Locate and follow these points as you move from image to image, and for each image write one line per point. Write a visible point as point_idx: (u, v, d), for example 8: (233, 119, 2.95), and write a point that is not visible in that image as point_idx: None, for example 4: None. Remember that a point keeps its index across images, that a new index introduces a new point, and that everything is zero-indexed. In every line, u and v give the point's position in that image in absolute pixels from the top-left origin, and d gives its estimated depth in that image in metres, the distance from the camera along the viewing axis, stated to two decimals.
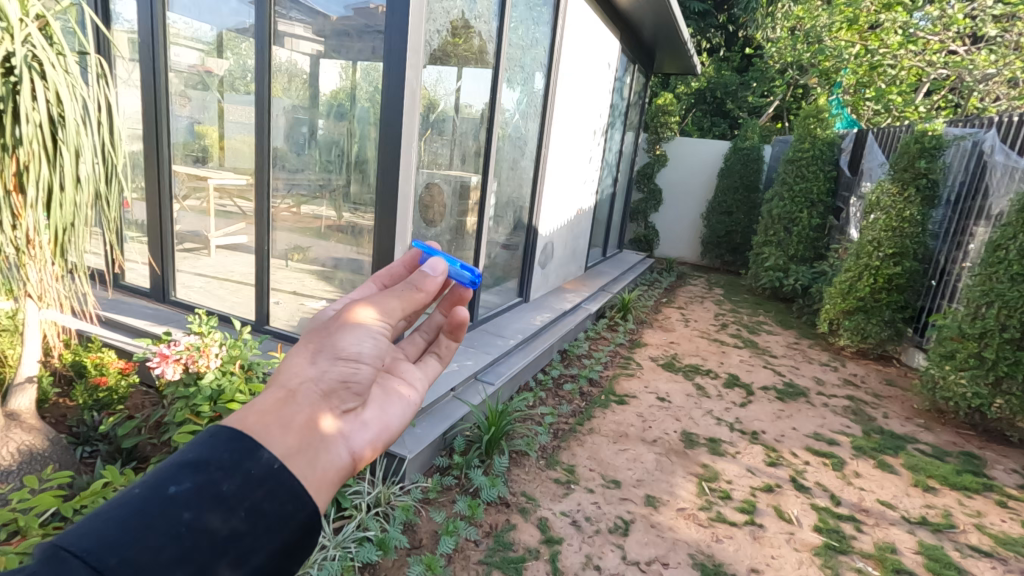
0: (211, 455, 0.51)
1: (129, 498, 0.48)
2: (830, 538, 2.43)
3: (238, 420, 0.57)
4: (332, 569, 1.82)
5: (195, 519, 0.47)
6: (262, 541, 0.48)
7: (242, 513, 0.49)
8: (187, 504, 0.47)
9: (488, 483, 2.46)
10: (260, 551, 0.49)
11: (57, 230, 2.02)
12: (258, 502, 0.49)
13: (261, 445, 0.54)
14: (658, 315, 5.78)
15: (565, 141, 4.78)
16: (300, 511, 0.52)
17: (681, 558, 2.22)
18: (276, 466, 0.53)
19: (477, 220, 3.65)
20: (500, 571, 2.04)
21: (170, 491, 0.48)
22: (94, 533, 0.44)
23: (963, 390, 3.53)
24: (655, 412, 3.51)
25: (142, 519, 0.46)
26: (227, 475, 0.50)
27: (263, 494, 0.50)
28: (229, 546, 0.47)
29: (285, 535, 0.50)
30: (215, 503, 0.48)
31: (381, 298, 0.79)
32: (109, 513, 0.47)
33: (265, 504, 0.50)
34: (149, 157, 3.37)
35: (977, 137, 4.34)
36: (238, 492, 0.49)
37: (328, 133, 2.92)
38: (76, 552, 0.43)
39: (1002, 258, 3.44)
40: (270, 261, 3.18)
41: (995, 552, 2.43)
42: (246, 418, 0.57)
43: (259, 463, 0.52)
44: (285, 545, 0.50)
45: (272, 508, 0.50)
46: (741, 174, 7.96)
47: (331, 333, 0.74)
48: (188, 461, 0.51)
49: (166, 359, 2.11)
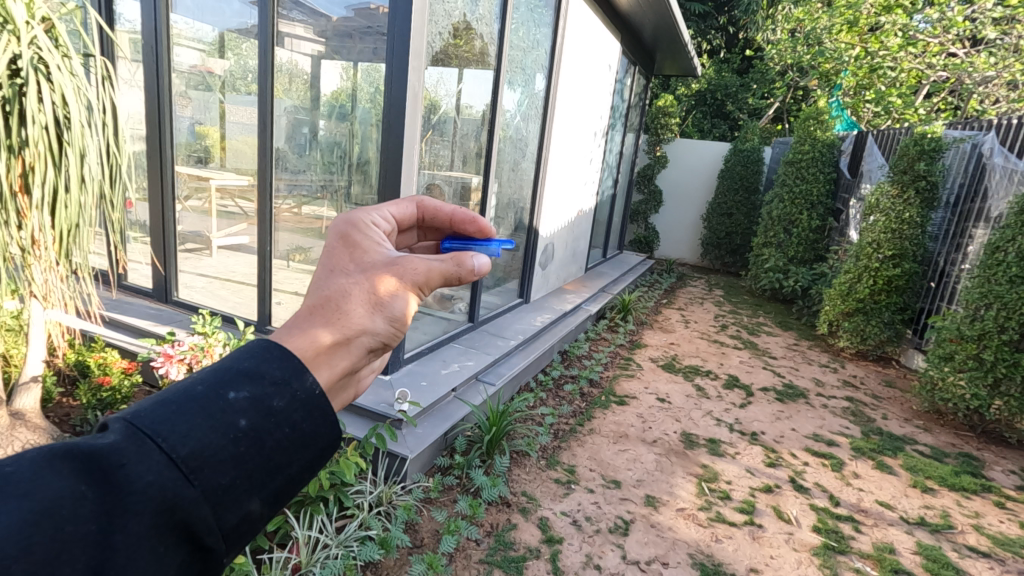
0: (265, 368, 0.51)
1: (190, 394, 0.48)
2: (828, 538, 2.45)
3: (296, 348, 0.55)
4: (334, 568, 1.83)
5: (249, 427, 0.47)
6: (297, 457, 0.49)
7: (286, 430, 0.49)
8: (243, 411, 0.48)
9: (489, 483, 2.47)
10: (296, 465, 0.50)
11: (62, 231, 2.03)
12: (298, 422, 0.50)
13: (307, 369, 0.54)
14: (658, 316, 5.79)
15: (565, 142, 4.80)
16: (330, 433, 0.52)
17: (680, 557, 2.24)
18: (318, 391, 0.52)
19: None
20: (500, 570, 2.05)
21: (229, 397, 0.48)
22: (162, 423, 0.45)
23: (961, 392, 3.55)
24: (655, 413, 3.53)
25: (204, 418, 0.46)
26: (278, 391, 0.50)
27: (303, 415, 0.50)
28: (274, 457, 0.48)
29: (315, 454, 0.51)
30: (266, 416, 0.48)
31: (447, 273, 0.73)
32: (171, 402, 0.47)
33: (304, 425, 0.50)
34: (152, 158, 3.40)
35: (976, 139, 4.36)
36: (287, 408, 0.49)
37: (330, 134, 2.94)
38: (151, 435, 0.44)
39: (1001, 260, 3.45)
40: (271, 262, 3.20)
41: (993, 553, 2.45)
42: (302, 348, 0.56)
43: (306, 385, 0.52)
44: (313, 464, 0.51)
45: (309, 429, 0.50)
46: (741, 176, 7.97)
47: (396, 289, 0.67)
48: (243, 369, 0.51)
49: (170, 359, 2.12)
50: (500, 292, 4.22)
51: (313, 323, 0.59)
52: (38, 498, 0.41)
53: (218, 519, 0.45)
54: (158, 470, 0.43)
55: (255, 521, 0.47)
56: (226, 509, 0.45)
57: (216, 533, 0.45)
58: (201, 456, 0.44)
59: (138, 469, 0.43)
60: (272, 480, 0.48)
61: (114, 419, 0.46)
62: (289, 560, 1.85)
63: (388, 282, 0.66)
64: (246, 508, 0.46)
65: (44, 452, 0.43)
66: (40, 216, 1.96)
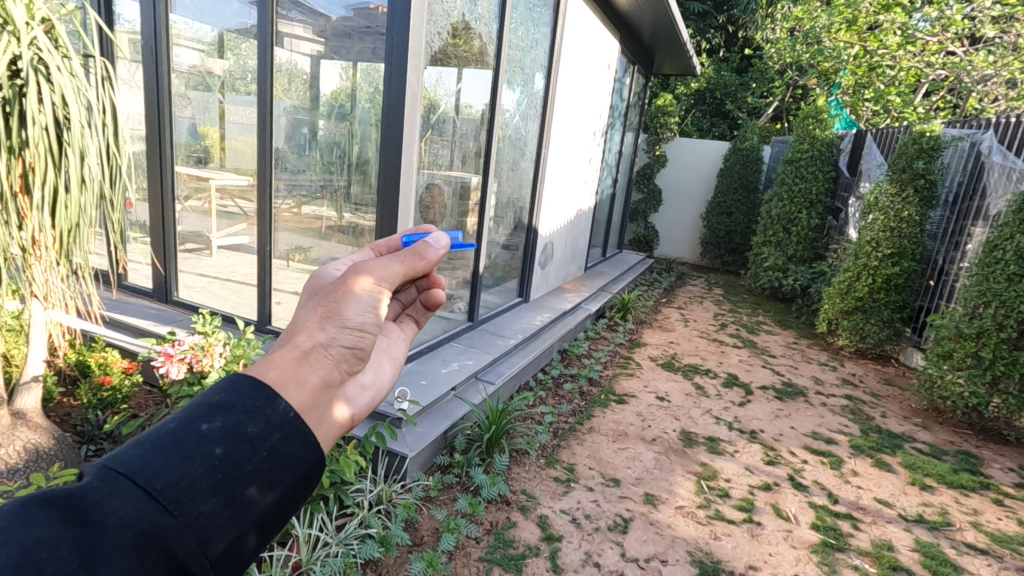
0: (236, 398, 0.51)
1: (162, 429, 0.47)
2: (827, 535, 2.45)
3: (255, 372, 0.56)
4: (335, 566, 1.84)
5: (225, 454, 0.47)
6: (280, 478, 0.49)
7: (263, 453, 0.48)
8: (218, 440, 0.47)
9: (488, 481, 2.48)
10: (279, 488, 0.49)
11: (62, 231, 2.03)
12: (276, 445, 0.49)
13: (278, 394, 0.54)
14: (658, 315, 5.80)
15: (564, 141, 4.81)
16: (311, 453, 0.51)
17: (680, 555, 2.24)
18: (292, 414, 0.52)
19: (477, 220, 3.68)
20: (500, 568, 2.06)
21: (202, 427, 0.47)
22: (135, 460, 0.45)
23: (960, 390, 3.56)
24: (654, 411, 3.54)
25: (178, 449, 0.46)
26: (251, 418, 0.49)
27: (280, 439, 0.50)
28: (255, 481, 0.47)
29: (297, 475, 0.50)
30: (241, 442, 0.48)
31: (401, 261, 0.76)
32: (144, 441, 0.47)
33: (283, 447, 0.49)
34: (152, 158, 3.41)
35: (975, 137, 4.37)
36: (262, 433, 0.49)
37: (329, 134, 2.94)
38: (125, 472, 0.44)
39: (999, 258, 3.47)
40: (271, 261, 3.21)
41: (991, 550, 2.46)
42: (265, 372, 0.56)
43: (279, 410, 0.52)
44: (297, 485, 0.50)
45: (288, 451, 0.50)
46: (741, 175, 7.98)
47: (344, 297, 0.69)
48: (214, 403, 0.50)
49: (171, 358, 2.13)
50: (500, 291, 4.23)
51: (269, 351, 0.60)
52: (13, 545, 0.40)
53: (203, 545, 0.44)
54: (134, 504, 0.42)
55: (242, 546, 0.46)
56: (210, 536, 0.44)
57: (203, 560, 0.44)
58: (178, 486, 0.44)
59: (112, 506, 0.42)
60: (257, 505, 0.47)
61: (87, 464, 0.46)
62: (290, 558, 1.86)
63: (336, 294, 0.68)
64: (233, 531, 0.46)
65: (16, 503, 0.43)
66: (40, 217, 1.97)
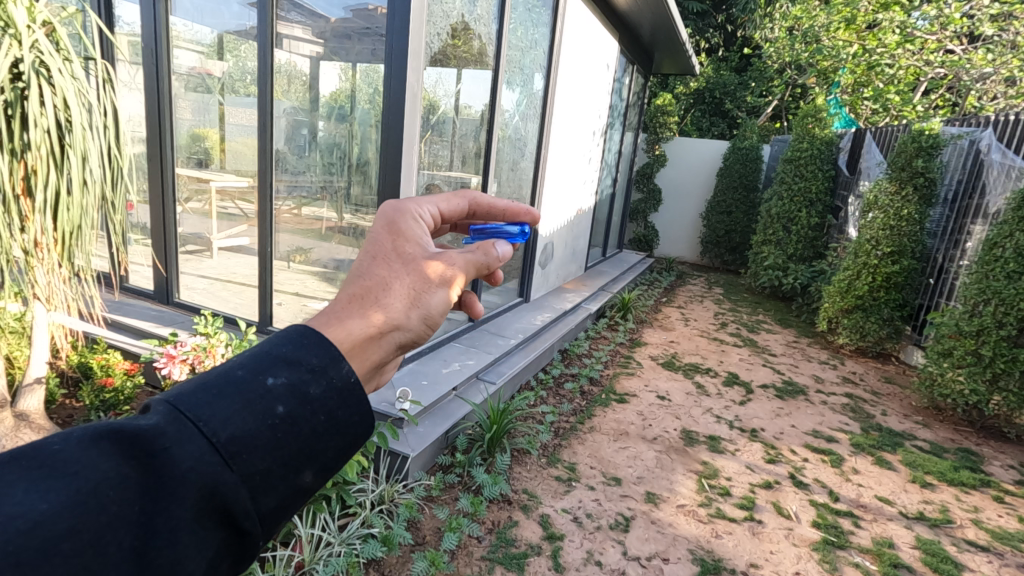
0: (303, 354, 0.52)
1: (231, 377, 0.50)
2: (828, 533, 2.46)
3: (336, 336, 0.57)
4: (338, 565, 1.85)
5: (286, 413, 0.48)
6: (332, 444, 0.51)
7: (321, 418, 0.50)
8: (281, 398, 0.49)
9: (490, 480, 2.49)
10: (329, 453, 0.51)
11: (63, 233, 2.04)
12: (334, 410, 0.51)
13: (343, 357, 0.55)
14: (657, 315, 5.81)
15: (564, 140, 4.82)
16: (365, 422, 0.53)
17: (681, 553, 2.25)
18: (354, 379, 0.53)
19: None
20: (502, 568, 2.07)
21: (268, 382, 0.49)
22: (202, 407, 0.47)
23: (961, 387, 3.57)
24: (655, 410, 3.54)
25: (243, 403, 0.47)
26: (315, 378, 0.51)
27: (339, 403, 0.51)
28: (310, 443, 0.49)
29: (349, 443, 0.52)
30: (302, 403, 0.49)
31: (476, 266, 0.77)
32: (213, 387, 0.49)
33: (339, 413, 0.51)
34: (152, 160, 3.42)
35: (974, 135, 4.38)
36: (324, 396, 0.50)
37: (329, 135, 2.95)
38: (193, 419, 0.46)
39: (998, 256, 3.47)
40: (272, 263, 3.22)
41: (992, 547, 2.47)
42: (342, 338, 0.57)
43: (341, 373, 0.53)
44: (347, 451, 0.52)
45: (344, 417, 0.51)
46: (741, 174, 7.99)
47: (432, 283, 0.69)
48: (281, 355, 0.52)
49: (173, 359, 2.12)
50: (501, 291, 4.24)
51: (349, 315, 0.60)
52: (82, 479, 0.43)
53: (255, 503, 0.46)
54: (200, 455, 0.45)
55: (291, 506, 0.49)
56: (262, 494, 0.47)
57: (253, 517, 0.47)
58: (240, 442, 0.46)
59: (179, 452, 0.44)
60: (307, 468, 0.50)
61: (157, 402, 0.48)
62: (292, 559, 1.87)
63: (424, 278, 0.68)
64: (284, 493, 0.48)
65: (90, 432, 0.45)
66: (43, 220, 1.98)
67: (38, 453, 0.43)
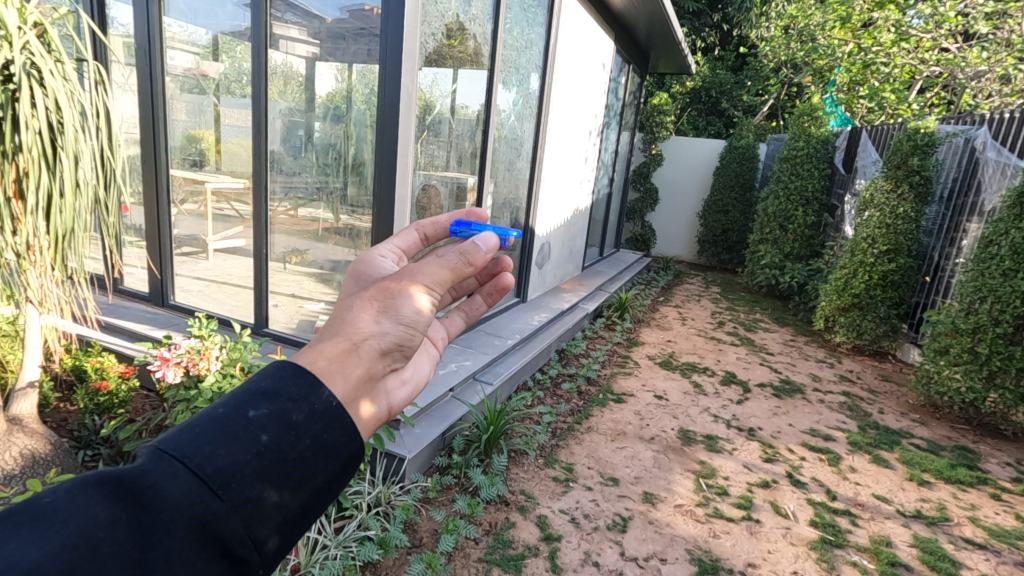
0: (282, 386, 0.52)
1: (212, 415, 0.49)
2: (825, 532, 2.46)
3: (305, 359, 0.57)
4: (333, 568, 1.84)
5: (272, 442, 0.48)
6: (321, 466, 0.49)
7: (307, 442, 0.49)
8: (264, 427, 0.48)
9: (488, 482, 2.47)
10: (319, 477, 0.49)
11: (57, 236, 2.03)
12: (319, 434, 0.50)
13: (323, 383, 0.54)
14: (655, 314, 5.81)
15: (561, 139, 4.81)
16: (352, 442, 0.52)
17: (679, 553, 2.24)
18: (336, 403, 0.53)
19: None
20: (500, 569, 2.06)
21: (250, 415, 0.49)
22: (186, 444, 0.46)
23: (957, 385, 3.58)
24: (652, 410, 3.54)
25: (227, 436, 0.47)
26: (296, 406, 0.50)
27: (323, 427, 0.50)
28: (299, 470, 0.48)
29: (339, 464, 0.51)
30: (287, 430, 0.48)
31: (454, 266, 0.69)
32: (198, 426, 0.48)
33: (325, 436, 0.50)
34: (147, 161, 3.40)
35: (969, 134, 4.40)
36: (307, 421, 0.50)
37: (325, 136, 2.93)
38: (176, 456, 0.45)
39: (993, 254, 3.48)
40: (268, 264, 3.21)
41: (989, 544, 2.47)
42: (314, 361, 0.56)
43: (323, 398, 0.52)
44: (338, 473, 0.51)
45: (331, 440, 0.50)
46: (737, 173, 7.99)
47: (397, 290, 0.66)
48: (262, 390, 0.51)
49: (167, 362, 2.09)
50: None
51: (322, 335, 0.60)
52: (73, 524, 0.41)
53: (249, 531, 0.45)
54: (187, 489, 0.44)
55: (288, 530, 0.47)
56: (255, 520, 0.45)
57: (249, 545, 0.45)
58: (226, 473, 0.45)
59: (167, 488, 0.44)
60: (298, 491, 0.48)
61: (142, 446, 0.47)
62: (289, 561, 1.86)
63: (389, 286, 0.66)
64: (278, 519, 0.47)
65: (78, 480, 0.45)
66: (34, 222, 1.97)
67: (25, 507, 0.42)
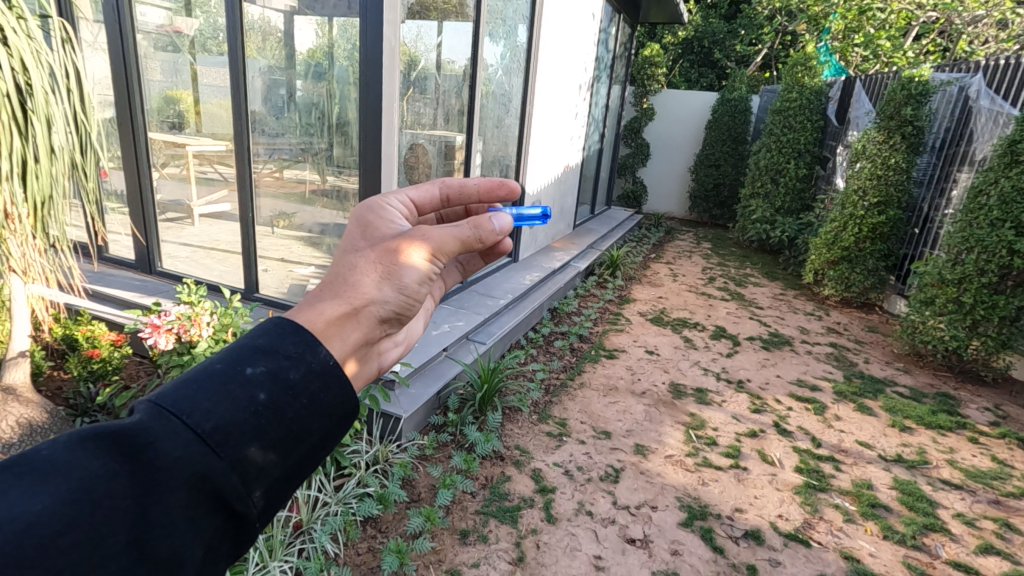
0: (279, 343, 0.51)
1: (209, 371, 0.48)
2: (810, 477, 2.56)
3: (304, 318, 0.56)
4: (334, 524, 1.90)
5: (269, 400, 0.48)
6: (316, 423, 0.50)
7: (304, 401, 0.49)
8: (262, 385, 0.48)
9: (483, 438, 2.52)
10: (315, 433, 0.50)
11: (35, 204, 1.98)
12: (316, 393, 0.50)
13: (321, 342, 0.54)
14: (647, 270, 5.83)
15: (550, 94, 4.70)
16: (349, 400, 0.53)
17: (669, 501, 2.33)
18: (334, 362, 0.53)
19: None
20: (496, 520, 2.13)
21: (247, 372, 0.48)
22: (184, 400, 0.46)
23: (941, 334, 3.66)
24: (644, 365, 3.60)
25: (222, 394, 0.46)
26: (293, 364, 0.50)
27: (320, 386, 0.51)
28: (295, 428, 0.48)
29: (334, 422, 0.51)
30: (285, 388, 0.49)
31: (464, 237, 0.73)
32: (194, 381, 0.48)
33: (322, 395, 0.50)
34: (123, 124, 3.28)
35: (963, 82, 4.34)
36: (304, 379, 0.50)
37: (307, 95, 2.85)
38: (175, 412, 0.45)
39: (982, 204, 3.50)
40: (255, 228, 3.17)
41: (965, 485, 2.58)
42: (313, 321, 0.56)
43: (320, 357, 0.52)
44: (334, 430, 0.51)
45: (327, 399, 0.51)
46: (729, 126, 7.88)
47: (402, 258, 0.66)
48: (258, 346, 0.51)
49: (158, 329, 2.06)
50: None
51: (321, 296, 0.60)
52: (75, 477, 0.42)
53: (247, 488, 0.46)
54: (186, 446, 0.44)
55: (286, 487, 0.48)
56: (253, 477, 0.46)
57: (246, 500, 0.46)
58: (225, 430, 0.45)
59: (167, 443, 0.44)
60: (294, 449, 0.49)
61: (140, 400, 0.46)
62: (290, 518, 1.91)
63: (394, 251, 0.66)
64: (274, 475, 0.47)
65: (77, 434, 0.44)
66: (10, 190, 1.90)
67: (27, 459, 0.42)
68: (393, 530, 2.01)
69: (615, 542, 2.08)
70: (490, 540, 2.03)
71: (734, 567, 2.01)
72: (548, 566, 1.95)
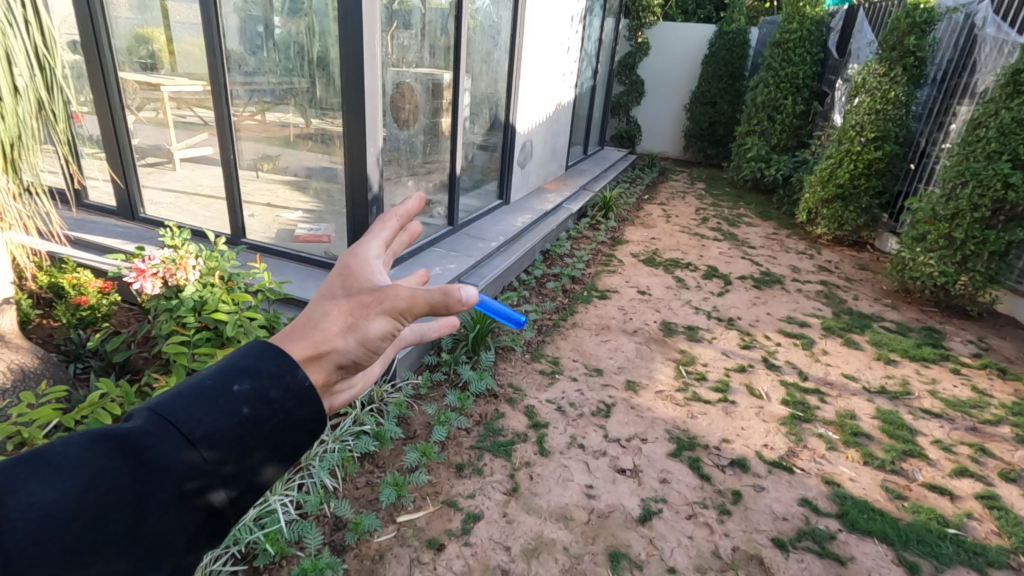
0: (264, 362, 0.47)
1: (198, 384, 0.45)
2: (795, 408, 2.63)
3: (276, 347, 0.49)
4: (332, 461, 1.95)
5: (252, 413, 0.44)
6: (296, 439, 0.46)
7: (283, 417, 0.45)
8: (245, 399, 0.44)
9: (476, 376, 2.56)
10: (293, 446, 0.47)
11: (4, 146, 1.95)
12: (295, 409, 0.46)
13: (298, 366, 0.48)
14: (640, 212, 5.77)
15: (540, 28, 4.48)
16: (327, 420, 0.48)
17: (659, 433, 2.39)
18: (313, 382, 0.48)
19: (453, 120, 3.52)
20: (491, 454, 2.19)
21: (235, 386, 0.44)
22: (177, 408, 0.43)
23: (930, 271, 3.68)
24: (636, 305, 3.62)
25: (209, 405, 0.43)
26: (276, 381, 0.45)
27: (299, 404, 0.46)
28: (280, 437, 0.45)
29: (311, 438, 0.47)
30: (271, 403, 0.45)
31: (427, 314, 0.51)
32: (182, 391, 0.44)
33: (299, 412, 0.46)
34: (91, 65, 3.10)
35: (969, 8, 4.17)
36: (286, 396, 0.45)
37: (285, 32, 2.69)
38: (165, 424, 0.42)
39: (980, 136, 3.43)
40: (239, 172, 3.07)
41: (944, 413, 2.67)
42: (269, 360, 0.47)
43: (299, 377, 0.47)
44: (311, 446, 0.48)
45: (305, 415, 0.47)
46: (726, 61, 7.61)
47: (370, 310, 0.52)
48: (244, 366, 0.46)
49: (143, 274, 2.00)
50: (479, 194, 4.16)
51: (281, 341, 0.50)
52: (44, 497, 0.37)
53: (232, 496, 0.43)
54: (171, 461, 0.41)
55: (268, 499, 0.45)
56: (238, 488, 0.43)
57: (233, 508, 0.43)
58: (212, 442, 0.42)
59: (153, 457, 0.40)
60: (280, 460, 0.46)
61: (131, 411, 0.43)
62: (288, 455, 1.94)
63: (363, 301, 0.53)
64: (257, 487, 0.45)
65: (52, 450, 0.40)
66: None
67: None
68: (390, 464, 2.06)
69: (606, 472, 2.15)
70: (485, 472, 2.09)
71: (720, 493, 2.09)
72: (541, 495, 2.02)
